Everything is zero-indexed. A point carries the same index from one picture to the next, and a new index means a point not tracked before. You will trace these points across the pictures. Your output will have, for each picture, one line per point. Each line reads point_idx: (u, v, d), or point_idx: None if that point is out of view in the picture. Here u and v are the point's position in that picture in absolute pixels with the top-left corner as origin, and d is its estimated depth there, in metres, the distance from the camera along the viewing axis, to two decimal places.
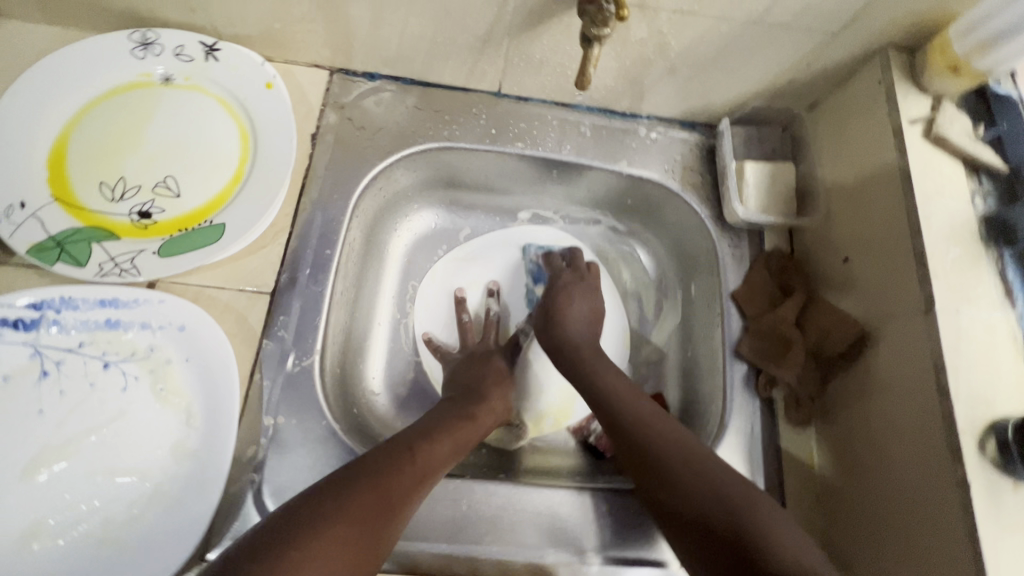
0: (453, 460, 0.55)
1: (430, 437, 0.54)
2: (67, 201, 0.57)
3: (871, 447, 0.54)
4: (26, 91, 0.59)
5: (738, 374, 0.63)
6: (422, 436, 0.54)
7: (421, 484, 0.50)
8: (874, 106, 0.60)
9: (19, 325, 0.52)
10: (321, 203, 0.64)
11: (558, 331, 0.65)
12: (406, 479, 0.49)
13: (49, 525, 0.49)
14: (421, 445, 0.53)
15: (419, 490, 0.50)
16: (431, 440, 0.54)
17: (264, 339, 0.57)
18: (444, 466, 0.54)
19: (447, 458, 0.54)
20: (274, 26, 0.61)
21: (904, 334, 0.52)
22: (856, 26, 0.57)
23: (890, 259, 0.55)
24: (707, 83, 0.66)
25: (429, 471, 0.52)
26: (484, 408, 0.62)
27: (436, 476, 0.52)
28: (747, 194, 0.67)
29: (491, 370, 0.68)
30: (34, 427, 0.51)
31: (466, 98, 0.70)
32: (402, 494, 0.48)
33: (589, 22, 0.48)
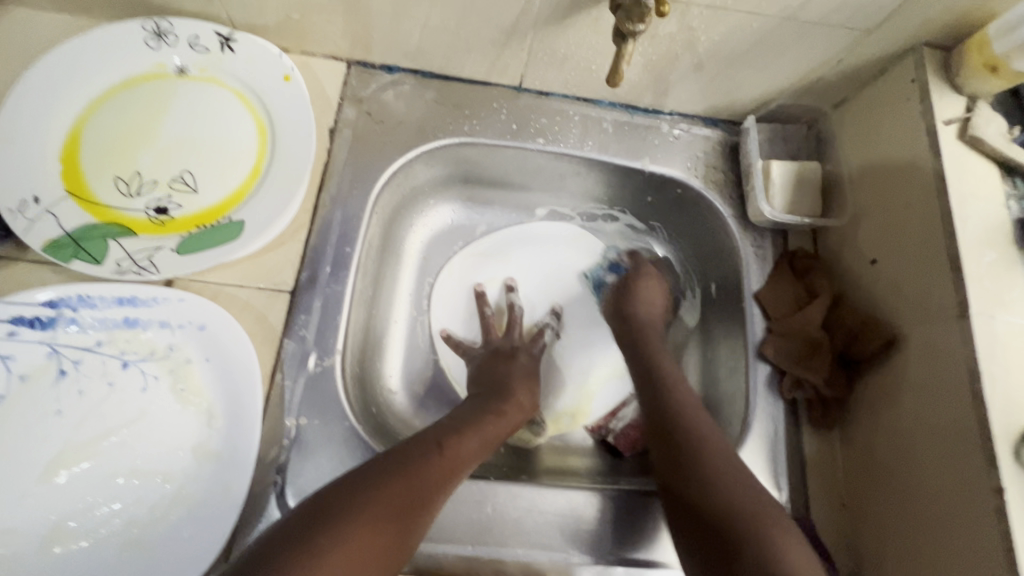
0: (482, 455, 0.54)
1: (460, 431, 0.54)
2: (83, 196, 0.55)
3: (900, 451, 0.54)
4: (36, 83, 0.57)
5: (762, 376, 0.62)
6: (450, 430, 0.54)
7: (449, 477, 0.50)
8: (906, 105, 0.59)
9: (36, 324, 0.51)
10: (340, 199, 0.62)
11: (632, 317, 0.69)
12: (434, 475, 0.49)
13: (71, 528, 0.48)
14: (450, 440, 0.52)
15: (447, 484, 0.49)
16: (461, 433, 0.53)
17: (285, 338, 0.56)
18: (472, 460, 0.53)
19: (476, 453, 0.53)
20: (293, 17, 0.60)
21: (937, 336, 0.52)
22: (892, 23, 0.55)
23: (921, 262, 0.55)
24: (735, 80, 0.65)
25: (458, 465, 0.51)
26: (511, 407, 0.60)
27: (465, 470, 0.52)
28: (773, 193, 0.66)
29: (515, 367, 0.66)
30: (53, 428, 0.50)
31: (486, 93, 0.69)
32: (429, 488, 0.48)
33: (626, 17, 0.46)
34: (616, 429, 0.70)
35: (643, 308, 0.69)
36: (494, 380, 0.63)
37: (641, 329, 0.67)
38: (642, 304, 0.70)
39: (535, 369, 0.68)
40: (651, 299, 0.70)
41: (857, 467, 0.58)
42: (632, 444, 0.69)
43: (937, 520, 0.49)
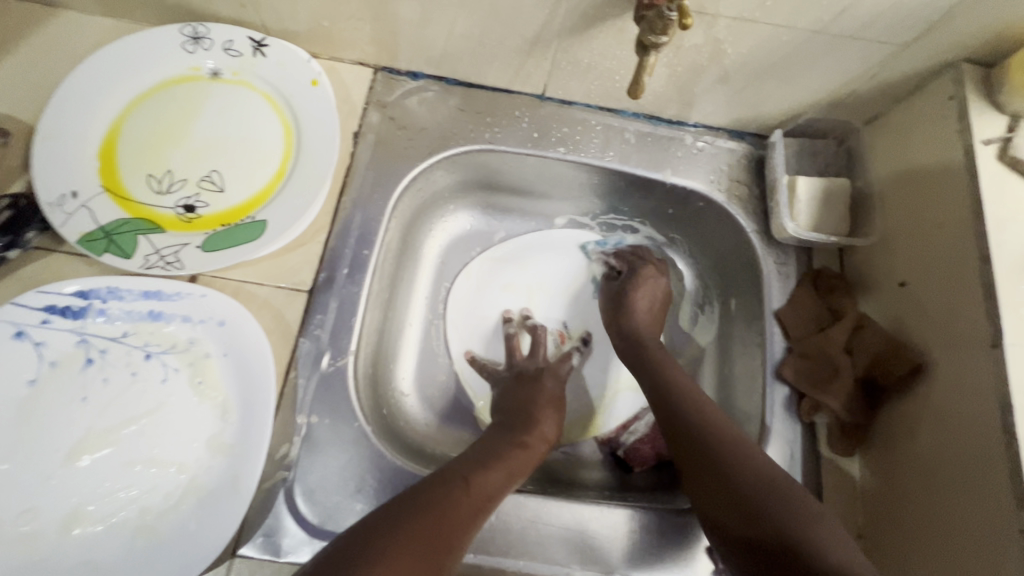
0: (508, 488, 0.53)
1: (485, 464, 0.54)
2: (116, 192, 0.58)
3: (924, 493, 0.52)
4: (81, 82, 0.60)
5: (779, 397, 0.60)
6: (475, 464, 0.53)
7: (478, 516, 0.50)
8: (942, 124, 0.56)
9: (67, 313, 0.53)
10: (361, 202, 0.63)
11: (627, 321, 0.69)
12: (464, 512, 0.49)
13: (89, 511, 0.50)
14: (476, 475, 0.52)
15: (477, 522, 0.49)
16: (486, 468, 0.53)
17: (300, 337, 0.58)
18: (499, 495, 0.52)
19: (502, 486, 0.53)
20: (322, 23, 0.61)
21: (966, 370, 0.50)
22: (929, 38, 0.53)
23: (954, 287, 0.53)
24: (762, 93, 0.63)
25: (486, 502, 0.51)
26: (535, 437, 0.59)
27: (493, 505, 0.52)
28: (798, 210, 0.64)
29: (542, 395, 0.65)
30: (78, 414, 0.52)
31: (509, 100, 0.69)
32: (458, 524, 0.48)
33: (648, 29, 0.46)
34: (628, 443, 0.70)
35: (646, 324, 0.69)
36: (518, 410, 0.62)
37: (642, 341, 0.67)
38: (642, 316, 0.69)
39: (561, 395, 0.67)
40: (642, 301, 0.70)
41: (877, 507, 0.56)
42: (645, 459, 0.68)
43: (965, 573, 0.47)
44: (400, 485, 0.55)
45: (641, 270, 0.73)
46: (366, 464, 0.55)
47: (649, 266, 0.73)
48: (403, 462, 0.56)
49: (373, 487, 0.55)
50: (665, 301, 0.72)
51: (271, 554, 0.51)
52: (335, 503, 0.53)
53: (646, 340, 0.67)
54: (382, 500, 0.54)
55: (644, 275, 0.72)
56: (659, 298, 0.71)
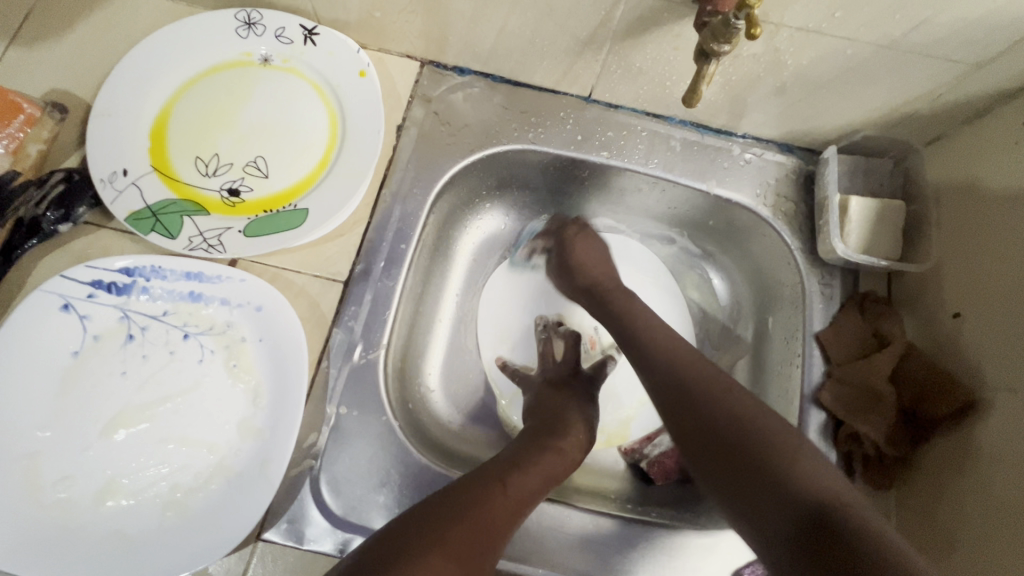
0: (543, 493, 0.53)
1: (521, 467, 0.53)
2: (164, 171, 0.59)
3: (968, 534, 0.49)
4: (139, 62, 0.61)
5: (815, 422, 0.59)
6: (511, 467, 0.53)
7: (514, 518, 0.50)
8: (1013, 149, 0.53)
9: (112, 289, 0.54)
10: (401, 196, 0.63)
11: (580, 273, 0.69)
12: (499, 513, 0.49)
13: (122, 485, 0.51)
14: (513, 476, 0.52)
15: (511, 524, 0.49)
16: (522, 469, 0.53)
17: (334, 328, 0.58)
18: (535, 498, 0.52)
19: (538, 490, 0.53)
20: (375, 14, 0.61)
21: (1022, 410, 0.47)
22: (1006, 60, 0.51)
23: (1013, 323, 0.50)
24: (818, 107, 0.61)
25: (522, 502, 0.51)
26: (572, 438, 0.59)
27: (529, 508, 0.51)
28: (848, 231, 0.62)
29: (572, 398, 0.64)
30: (117, 387, 0.53)
31: (554, 101, 0.68)
32: (494, 527, 0.48)
33: (710, 37, 0.44)
34: (650, 456, 0.69)
35: (594, 269, 0.69)
36: (559, 409, 0.62)
37: (606, 290, 0.67)
38: (586, 266, 0.69)
39: (593, 401, 0.66)
40: (585, 253, 0.70)
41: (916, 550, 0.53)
42: (666, 473, 0.66)
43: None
44: (423, 482, 0.55)
45: (567, 236, 0.72)
46: (390, 458, 0.55)
47: (575, 223, 0.73)
48: (427, 460, 0.56)
49: (396, 482, 0.55)
50: (604, 253, 0.71)
51: (294, 541, 0.51)
52: (358, 496, 0.54)
53: (608, 287, 0.67)
54: (405, 496, 0.54)
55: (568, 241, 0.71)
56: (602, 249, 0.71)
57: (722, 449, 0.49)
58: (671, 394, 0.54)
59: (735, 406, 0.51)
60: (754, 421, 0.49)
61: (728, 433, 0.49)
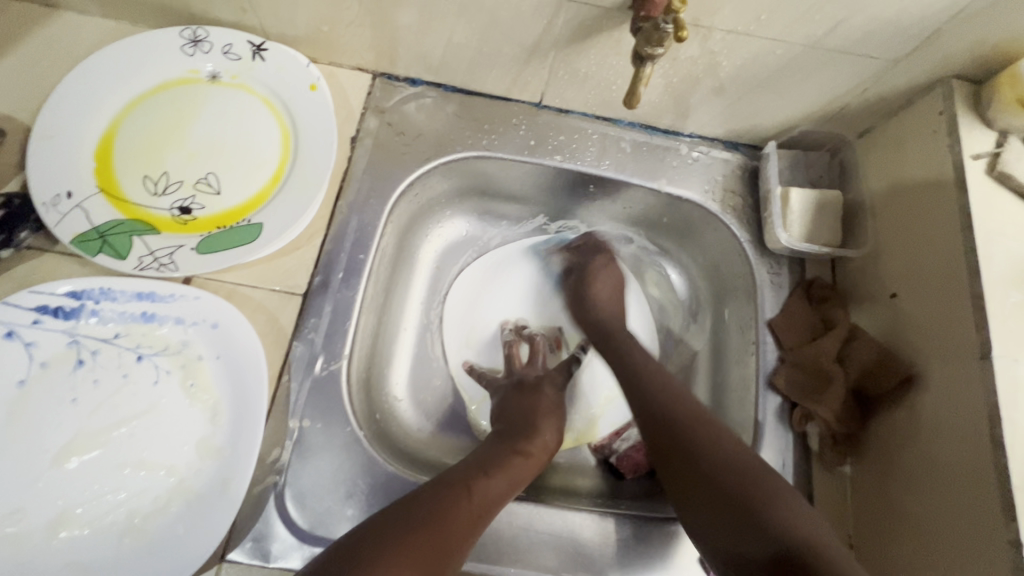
0: (508, 497, 0.53)
1: (486, 472, 0.53)
2: (111, 192, 0.58)
3: (917, 504, 0.51)
4: (80, 82, 0.60)
5: (771, 406, 0.61)
6: (477, 471, 0.53)
7: (478, 522, 0.50)
8: (933, 137, 0.57)
9: (59, 314, 0.53)
10: (357, 207, 0.63)
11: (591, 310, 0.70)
12: (464, 517, 0.49)
13: (76, 515, 0.49)
14: (477, 481, 0.52)
15: (476, 529, 0.49)
16: (488, 474, 0.53)
17: (294, 341, 0.57)
18: (500, 503, 0.52)
19: (503, 494, 0.53)
20: (323, 29, 0.62)
21: (954, 379, 0.50)
22: (920, 55, 0.54)
23: (942, 298, 0.53)
24: (756, 105, 0.64)
25: (486, 507, 0.51)
26: (539, 447, 0.59)
27: (493, 513, 0.51)
28: (791, 221, 0.65)
29: (541, 404, 0.64)
30: (67, 415, 0.51)
31: (507, 108, 0.70)
32: (460, 532, 0.48)
33: (644, 40, 0.47)
34: (620, 450, 0.70)
35: (604, 310, 0.70)
36: (528, 414, 0.63)
37: (610, 329, 0.68)
38: (599, 304, 0.70)
39: (559, 402, 0.66)
40: (602, 290, 0.71)
41: (869, 523, 0.55)
42: (636, 467, 0.67)
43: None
44: (391, 490, 0.55)
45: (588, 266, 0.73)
46: (356, 469, 0.55)
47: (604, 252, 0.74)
48: (395, 468, 0.56)
49: (364, 493, 0.54)
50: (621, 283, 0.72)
51: (260, 559, 0.50)
52: (325, 509, 0.53)
53: (612, 327, 0.69)
54: (373, 506, 0.54)
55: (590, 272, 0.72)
56: (617, 283, 0.72)
57: (703, 488, 0.51)
58: (659, 426, 0.56)
59: (726, 450, 0.52)
60: (740, 463, 0.51)
61: (716, 477, 0.50)
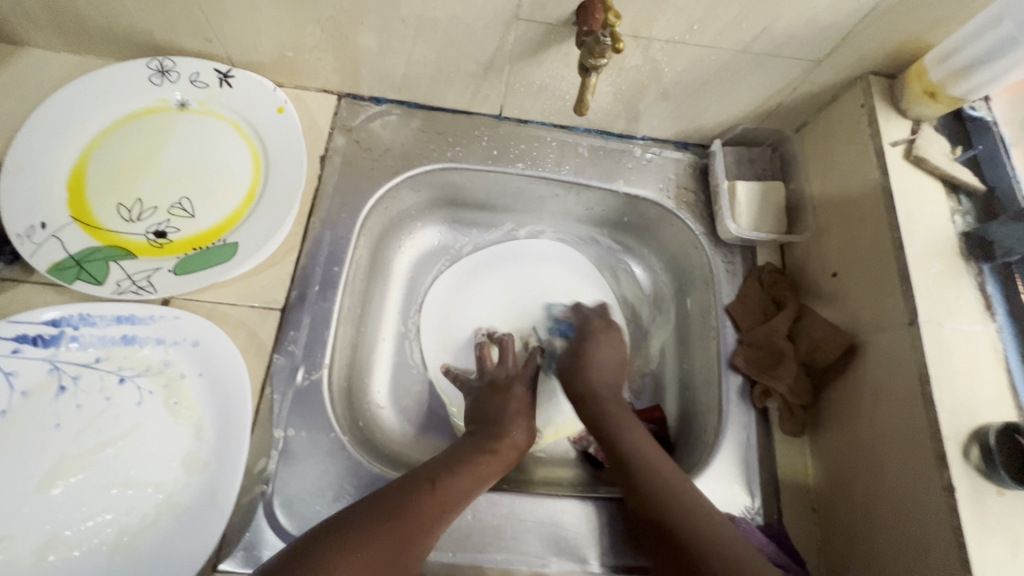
0: (475, 492, 0.55)
1: (452, 470, 0.56)
2: (86, 221, 0.59)
3: (868, 466, 0.55)
4: (50, 116, 0.61)
5: (734, 385, 0.65)
6: (443, 470, 0.56)
7: (441, 517, 0.52)
8: (858, 128, 0.63)
9: (39, 342, 0.54)
10: (330, 222, 0.66)
11: (579, 376, 0.69)
12: (426, 512, 0.51)
13: (65, 537, 0.50)
14: (443, 478, 0.54)
15: (438, 523, 0.51)
16: (454, 472, 0.55)
17: (275, 353, 0.59)
18: (466, 498, 0.54)
19: (470, 490, 0.55)
20: (287, 54, 0.64)
21: (891, 347, 0.55)
22: (838, 55, 0.60)
23: (875, 273, 0.58)
24: (699, 107, 0.69)
25: (452, 503, 0.53)
26: (511, 447, 0.62)
27: (458, 508, 0.54)
28: (739, 212, 0.70)
29: (519, 406, 0.67)
30: (51, 440, 0.52)
31: (469, 121, 0.73)
32: (421, 526, 0.50)
33: (588, 53, 0.51)
34: (597, 440, 0.72)
35: (592, 373, 0.68)
36: (504, 415, 0.65)
37: (599, 396, 0.67)
38: (598, 370, 0.69)
39: (530, 400, 0.69)
40: (603, 359, 0.70)
41: (829, 487, 0.59)
42: None
43: (907, 546, 0.50)
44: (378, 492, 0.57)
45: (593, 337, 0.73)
46: (342, 473, 0.57)
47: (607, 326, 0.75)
48: (377, 469, 0.58)
49: (350, 495, 0.56)
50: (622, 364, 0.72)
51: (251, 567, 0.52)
52: (314, 513, 0.55)
53: (600, 390, 0.67)
54: None
55: (588, 345, 0.72)
56: (618, 356, 0.72)
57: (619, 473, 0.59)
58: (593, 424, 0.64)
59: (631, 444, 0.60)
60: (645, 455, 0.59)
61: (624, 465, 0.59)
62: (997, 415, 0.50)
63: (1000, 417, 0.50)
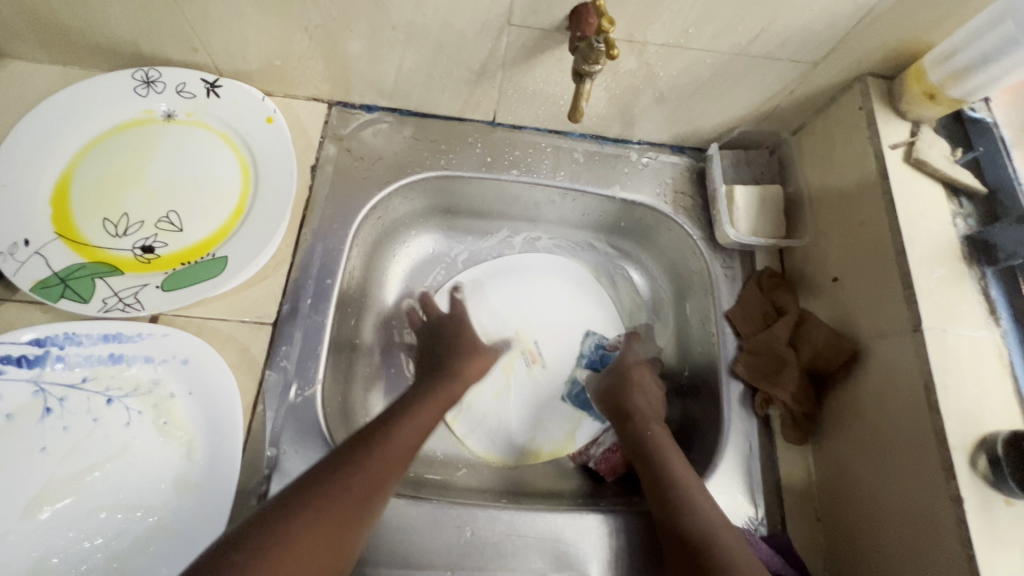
0: (417, 442, 0.56)
1: (394, 422, 0.56)
2: (71, 237, 0.58)
3: (872, 474, 0.55)
4: (33, 130, 0.60)
5: (735, 393, 0.64)
6: (386, 423, 0.56)
7: (392, 468, 0.53)
8: (856, 130, 0.62)
9: (22, 363, 0.52)
10: (322, 233, 0.65)
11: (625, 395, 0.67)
12: (376, 465, 0.52)
13: (52, 565, 0.48)
14: (387, 430, 0.55)
15: (390, 474, 0.52)
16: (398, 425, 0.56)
17: (266, 370, 0.58)
18: (412, 450, 0.56)
19: (414, 441, 0.56)
20: (275, 63, 0.63)
21: (894, 354, 0.54)
22: (836, 57, 0.59)
23: (876, 277, 0.57)
24: (696, 111, 0.68)
25: (396, 457, 0.53)
26: (447, 392, 0.63)
27: (406, 458, 0.54)
28: (738, 217, 0.68)
29: (460, 347, 0.69)
30: (36, 464, 0.51)
31: (462, 128, 0.72)
32: (373, 480, 0.51)
33: (581, 59, 0.50)
34: (597, 454, 0.71)
35: (635, 394, 0.67)
36: (443, 360, 0.67)
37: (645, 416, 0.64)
38: (638, 392, 0.67)
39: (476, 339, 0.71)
40: (645, 382, 0.69)
41: (833, 495, 0.58)
42: (614, 468, 0.69)
43: (913, 555, 0.49)
44: None
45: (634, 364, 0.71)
46: None
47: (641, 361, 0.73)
48: None
49: None
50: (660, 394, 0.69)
51: None
52: None
53: (641, 409, 0.65)
54: None
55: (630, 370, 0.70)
56: (655, 387, 0.69)
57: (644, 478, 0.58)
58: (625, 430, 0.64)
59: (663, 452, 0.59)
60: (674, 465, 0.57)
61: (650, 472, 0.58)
62: (1003, 422, 0.49)
63: (1006, 424, 0.49)
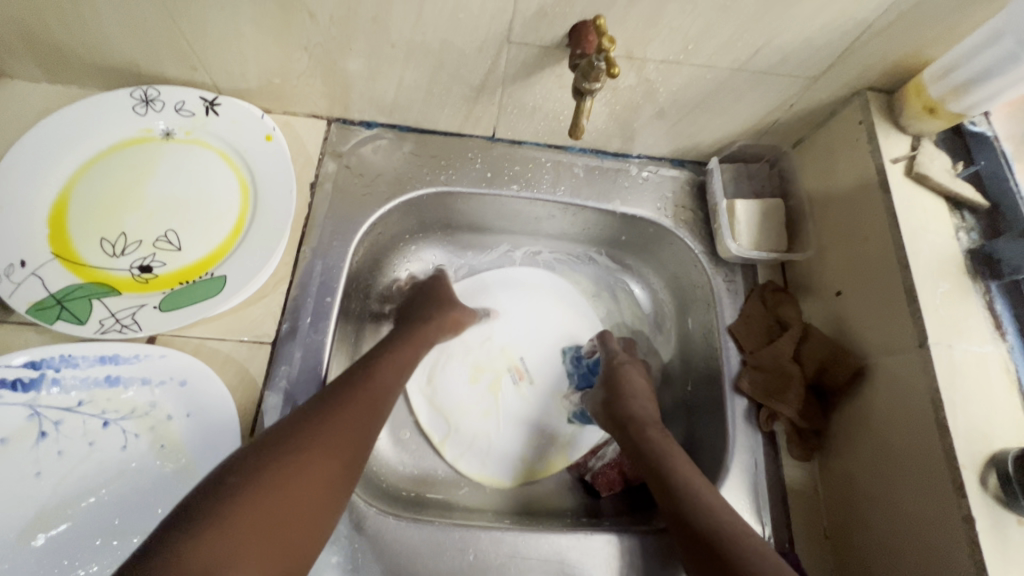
0: (399, 380, 0.57)
1: (377, 363, 0.57)
2: (68, 257, 0.57)
3: (881, 491, 0.54)
4: (30, 149, 0.59)
5: (739, 409, 0.63)
6: (369, 364, 0.57)
7: (377, 405, 0.54)
8: (857, 144, 0.62)
9: (18, 386, 0.51)
10: (321, 251, 0.64)
11: (620, 402, 0.65)
12: (362, 402, 0.53)
13: None
14: (372, 370, 0.56)
15: (377, 411, 0.54)
16: (380, 365, 0.57)
17: (265, 392, 0.57)
18: (395, 390, 0.57)
19: (397, 379, 0.57)
20: (274, 81, 0.63)
21: (901, 370, 0.53)
22: (835, 71, 0.59)
23: (880, 292, 0.57)
24: (696, 125, 0.68)
25: (381, 395, 0.55)
26: (423, 329, 0.64)
27: (390, 398, 0.56)
28: (739, 231, 0.68)
29: (439, 297, 0.70)
30: (31, 490, 0.50)
31: (461, 143, 0.72)
32: (360, 414, 0.52)
33: (582, 76, 0.50)
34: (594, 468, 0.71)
35: (630, 399, 0.65)
36: (421, 308, 0.68)
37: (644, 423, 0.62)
38: (632, 398, 0.65)
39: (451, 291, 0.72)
40: (637, 385, 0.68)
41: (841, 513, 0.57)
42: (611, 484, 0.68)
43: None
44: (377, 534, 0.55)
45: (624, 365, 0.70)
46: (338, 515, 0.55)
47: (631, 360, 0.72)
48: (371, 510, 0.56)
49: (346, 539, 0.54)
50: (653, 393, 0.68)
51: None
52: None
53: (638, 416, 0.63)
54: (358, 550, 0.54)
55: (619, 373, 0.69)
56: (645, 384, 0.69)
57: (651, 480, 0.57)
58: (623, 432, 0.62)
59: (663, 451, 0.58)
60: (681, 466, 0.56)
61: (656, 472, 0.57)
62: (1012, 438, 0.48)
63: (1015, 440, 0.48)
